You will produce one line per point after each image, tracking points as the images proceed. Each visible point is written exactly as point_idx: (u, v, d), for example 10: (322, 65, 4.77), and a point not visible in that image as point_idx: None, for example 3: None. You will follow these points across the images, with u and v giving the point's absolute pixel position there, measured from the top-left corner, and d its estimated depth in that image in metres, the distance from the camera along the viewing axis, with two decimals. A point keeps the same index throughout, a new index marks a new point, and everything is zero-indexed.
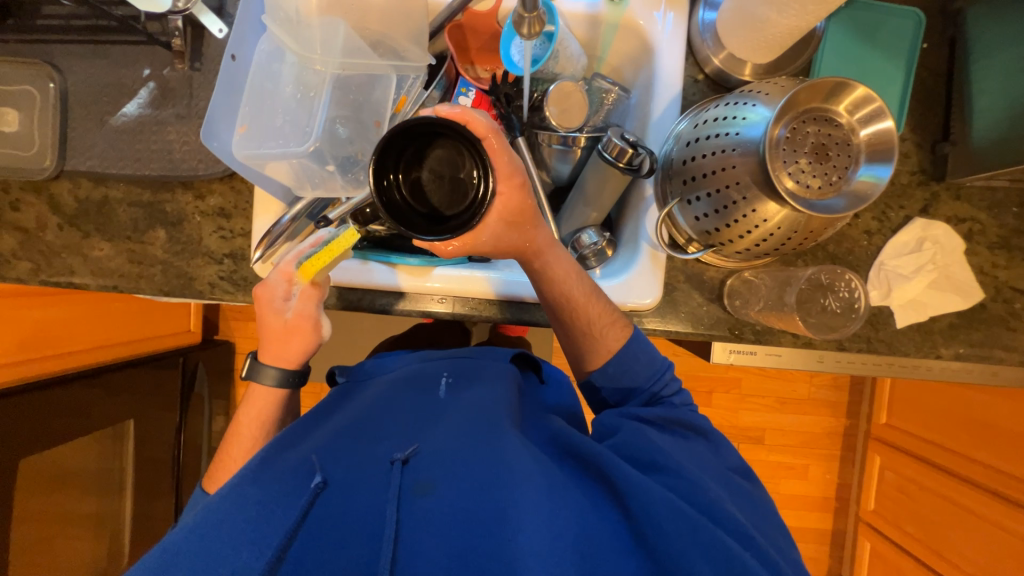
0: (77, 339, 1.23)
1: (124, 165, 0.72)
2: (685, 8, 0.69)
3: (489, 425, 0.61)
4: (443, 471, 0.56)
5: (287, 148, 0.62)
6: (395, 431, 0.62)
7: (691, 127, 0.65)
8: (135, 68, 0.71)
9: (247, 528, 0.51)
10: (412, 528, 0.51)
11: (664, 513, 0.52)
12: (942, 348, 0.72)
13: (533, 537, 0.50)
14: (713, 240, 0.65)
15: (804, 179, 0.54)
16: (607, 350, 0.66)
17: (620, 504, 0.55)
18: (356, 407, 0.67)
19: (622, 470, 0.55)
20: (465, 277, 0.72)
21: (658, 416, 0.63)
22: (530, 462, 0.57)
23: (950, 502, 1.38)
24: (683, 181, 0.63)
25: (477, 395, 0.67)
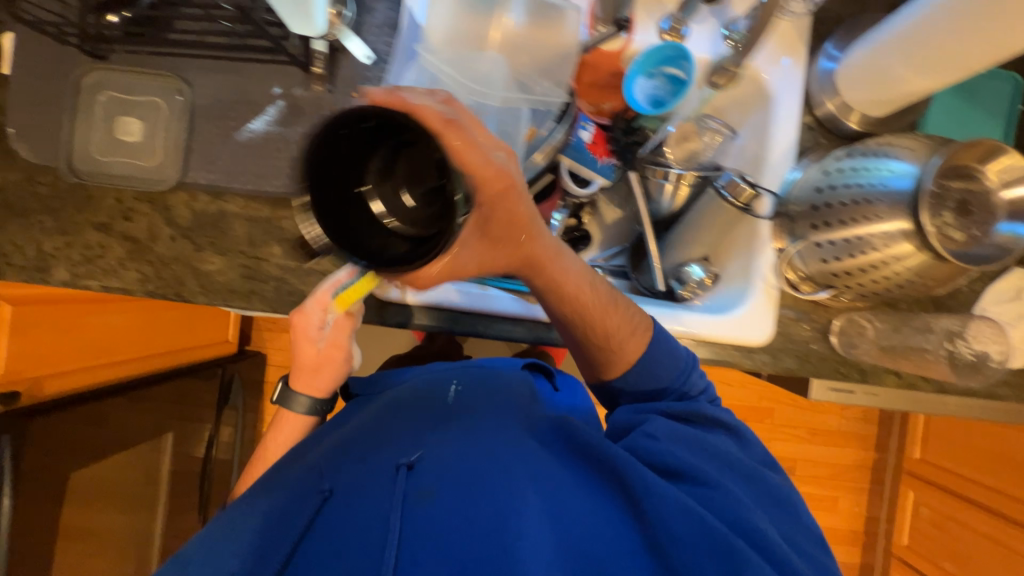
0: (121, 349, 1.15)
1: (246, 180, 0.71)
2: (804, 58, 0.73)
3: (510, 431, 0.62)
4: (443, 477, 0.58)
5: None
6: (405, 437, 0.63)
7: (817, 173, 0.67)
8: (266, 85, 0.71)
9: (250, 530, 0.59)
10: (421, 536, 0.54)
11: (681, 519, 0.52)
12: None
13: (534, 539, 0.52)
14: (837, 283, 0.67)
15: (949, 232, 0.58)
16: (625, 362, 0.60)
17: (633, 506, 0.55)
18: (375, 412, 0.69)
19: (635, 473, 0.55)
20: None
21: (674, 410, 0.61)
22: (528, 470, 0.57)
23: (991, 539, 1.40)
24: (813, 225, 0.65)
25: (491, 402, 0.67)
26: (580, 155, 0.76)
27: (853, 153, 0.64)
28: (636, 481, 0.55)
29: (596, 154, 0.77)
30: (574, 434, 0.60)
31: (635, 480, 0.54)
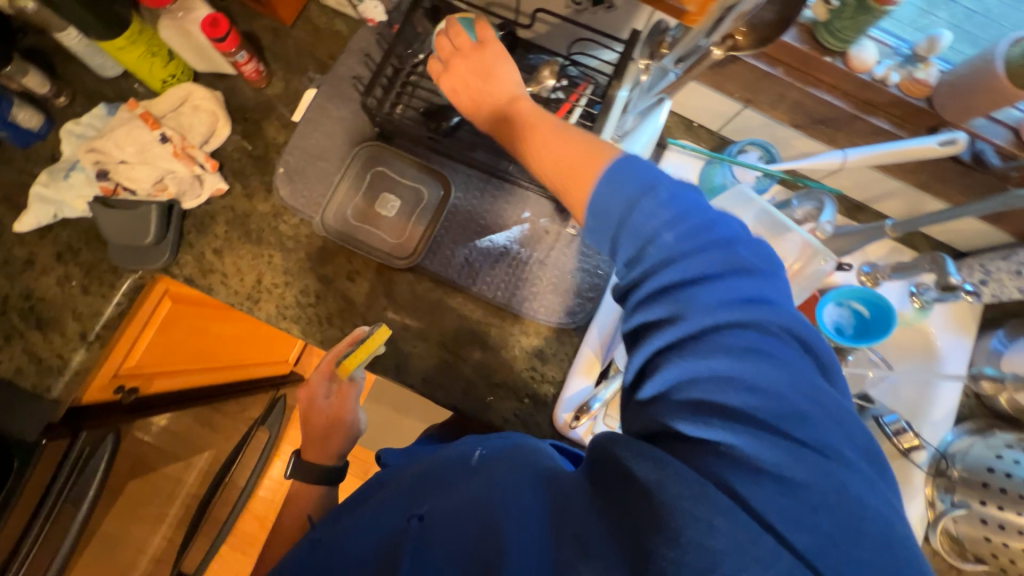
0: (220, 356, 0.98)
1: (474, 284, 0.76)
2: (973, 335, 0.82)
3: (515, 470, 0.46)
4: (441, 545, 0.43)
5: None
6: (420, 492, 0.53)
7: (983, 447, 0.73)
8: (518, 208, 0.78)
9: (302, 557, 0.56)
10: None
11: (709, 513, 0.33)
12: None
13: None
14: (983, 557, 0.71)
15: None
16: (626, 203, 0.45)
17: (628, 502, 0.36)
18: (409, 475, 0.58)
19: (648, 474, 0.36)
20: None
21: (732, 320, 0.39)
22: (516, 515, 0.41)
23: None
24: (980, 500, 0.70)
25: (509, 462, 0.48)
26: None
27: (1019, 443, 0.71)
28: (652, 501, 0.34)
29: None
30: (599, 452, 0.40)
31: (644, 478, 0.36)
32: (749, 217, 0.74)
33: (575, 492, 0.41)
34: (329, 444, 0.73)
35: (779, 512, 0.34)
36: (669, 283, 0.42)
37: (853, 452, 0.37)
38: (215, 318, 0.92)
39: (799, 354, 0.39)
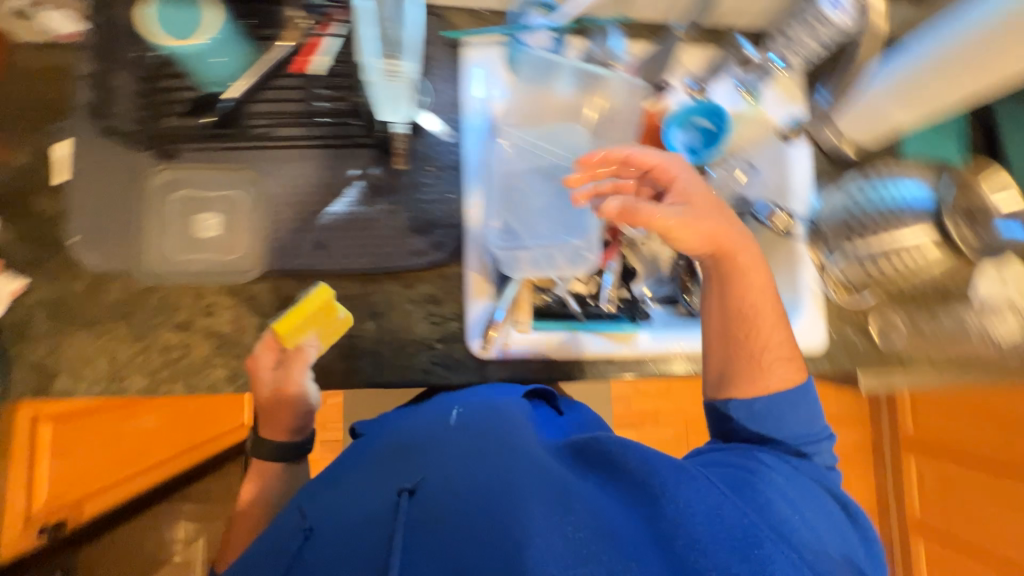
0: (159, 450, 1.04)
1: (335, 262, 0.73)
2: (803, 103, 0.86)
3: (506, 458, 0.59)
4: (449, 498, 0.54)
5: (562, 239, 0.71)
6: (405, 470, 0.60)
7: (840, 195, 0.81)
8: (344, 169, 0.74)
9: (269, 559, 0.54)
10: (421, 558, 0.48)
11: (680, 489, 0.51)
12: None
13: (547, 545, 0.48)
14: (874, 280, 0.79)
15: (961, 237, 0.71)
16: (764, 387, 0.63)
17: (626, 481, 0.55)
18: (384, 458, 0.65)
19: (629, 458, 0.56)
20: (605, 343, 0.76)
21: (769, 459, 0.59)
22: (529, 482, 0.55)
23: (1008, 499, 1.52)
24: (851, 239, 0.78)
25: (490, 426, 0.64)
26: None
27: (863, 178, 0.80)
28: (631, 467, 0.55)
29: None
30: (588, 442, 0.60)
31: (631, 463, 0.55)
32: (568, 81, 0.75)
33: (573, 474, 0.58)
34: (285, 419, 0.70)
35: (734, 537, 0.48)
36: (718, 457, 0.61)
37: (811, 528, 0.53)
38: (119, 420, 0.94)
39: (757, 472, 0.57)
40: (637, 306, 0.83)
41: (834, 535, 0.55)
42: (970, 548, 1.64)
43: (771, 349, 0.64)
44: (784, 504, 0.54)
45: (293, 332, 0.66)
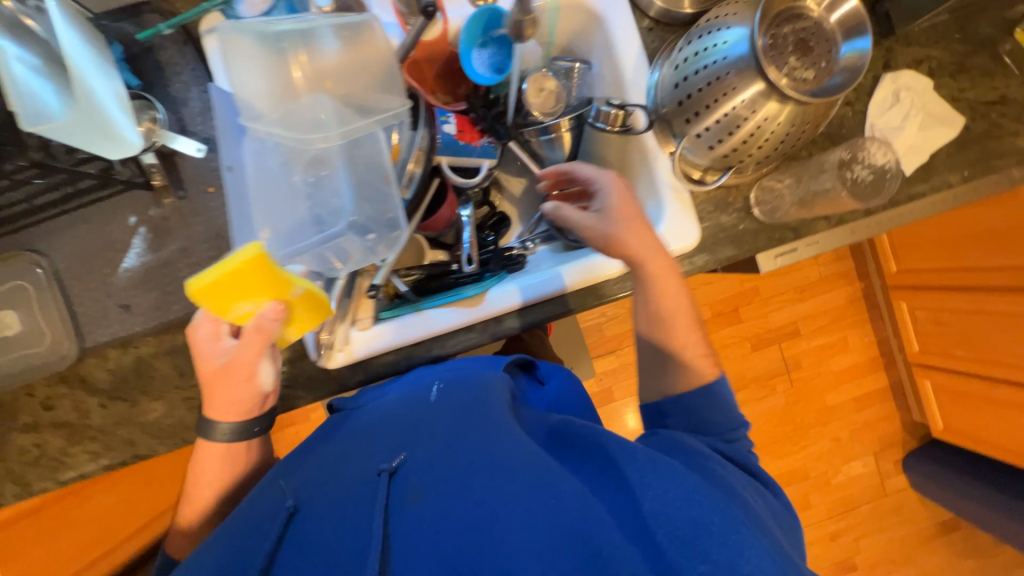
0: (135, 516, 1.07)
1: (148, 319, 0.68)
2: None
3: (503, 433, 0.54)
4: (433, 477, 0.51)
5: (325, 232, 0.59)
6: (388, 441, 0.57)
7: (671, 70, 0.68)
8: (119, 219, 0.67)
9: (239, 545, 0.50)
10: (402, 540, 0.47)
11: (646, 486, 0.45)
12: (950, 176, 0.77)
13: (525, 535, 0.44)
14: (732, 161, 0.67)
15: (800, 75, 0.58)
16: (694, 378, 0.63)
17: (605, 466, 0.49)
18: (352, 438, 0.61)
19: (606, 436, 0.51)
20: (451, 312, 0.72)
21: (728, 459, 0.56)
22: (529, 456, 0.51)
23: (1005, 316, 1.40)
24: (686, 120, 0.66)
25: (477, 400, 0.60)
26: (452, 149, 0.74)
27: (691, 39, 0.65)
28: (602, 441, 0.50)
29: (471, 142, 0.76)
30: (572, 429, 0.55)
31: (604, 444, 0.50)
32: (330, 40, 0.62)
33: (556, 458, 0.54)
34: (241, 394, 0.59)
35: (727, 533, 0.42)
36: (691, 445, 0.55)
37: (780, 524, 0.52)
38: (76, 500, 0.97)
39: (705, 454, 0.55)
40: (519, 258, 0.84)
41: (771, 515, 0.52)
42: (969, 373, 1.55)
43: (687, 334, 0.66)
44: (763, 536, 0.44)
45: (222, 299, 0.52)
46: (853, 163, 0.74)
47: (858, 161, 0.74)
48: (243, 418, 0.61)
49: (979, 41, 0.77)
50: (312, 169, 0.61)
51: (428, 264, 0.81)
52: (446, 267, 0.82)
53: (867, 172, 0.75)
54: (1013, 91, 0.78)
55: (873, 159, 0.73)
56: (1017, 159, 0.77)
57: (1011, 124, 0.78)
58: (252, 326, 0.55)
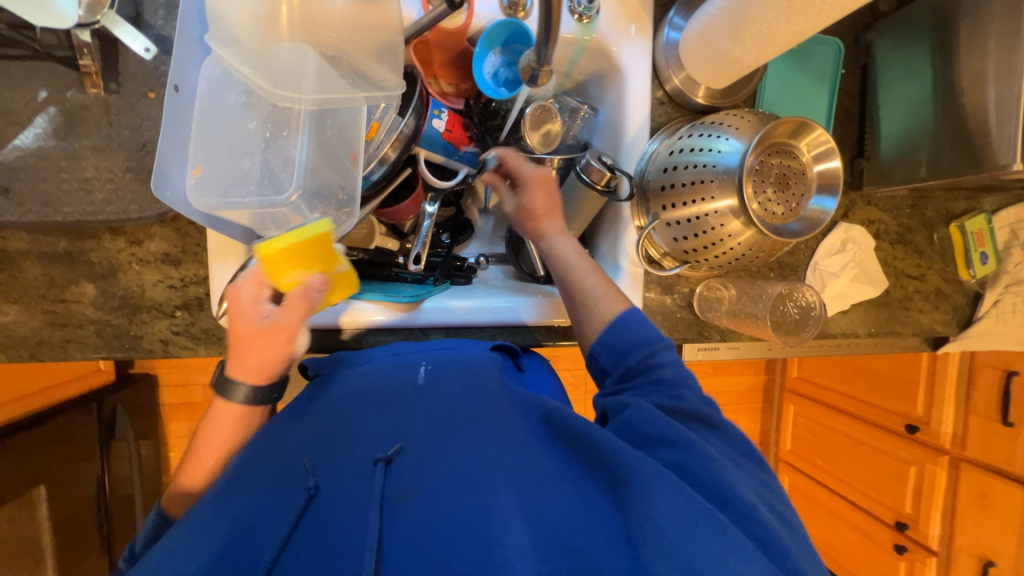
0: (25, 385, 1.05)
1: (26, 211, 0.58)
2: (649, 30, 0.72)
3: (479, 437, 0.55)
4: (426, 474, 0.50)
5: (260, 196, 0.53)
6: (377, 429, 0.55)
7: (666, 152, 0.69)
8: (25, 89, 0.56)
9: (237, 544, 0.44)
10: (400, 542, 0.45)
11: (659, 497, 0.46)
12: (859, 328, 0.86)
13: (521, 538, 0.45)
14: (689, 258, 0.71)
15: (771, 208, 0.61)
16: (602, 319, 0.64)
17: (604, 476, 0.51)
18: (382, 404, 0.59)
19: (599, 433, 0.52)
20: (381, 310, 0.69)
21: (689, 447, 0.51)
22: (502, 469, 0.51)
23: (863, 444, 1.60)
24: (663, 206, 0.68)
25: (463, 393, 0.61)
26: (436, 146, 0.71)
27: (693, 131, 0.66)
28: (597, 441, 0.52)
29: (456, 143, 0.72)
30: (563, 423, 0.56)
31: (602, 446, 0.51)
32: None
33: (542, 454, 0.54)
34: (263, 357, 0.53)
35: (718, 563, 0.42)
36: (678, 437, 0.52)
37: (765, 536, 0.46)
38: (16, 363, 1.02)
39: (683, 442, 0.51)
40: (470, 271, 0.81)
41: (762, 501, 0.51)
42: (821, 481, 1.76)
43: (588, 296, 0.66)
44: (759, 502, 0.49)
45: (288, 265, 0.53)
46: (788, 298, 0.78)
47: (792, 298, 0.77)
48: (262, 383, 0.55)
49: (921, 220, 0.87)
50: (270, 123, 0.55)
51: (375, 248, 0.77)
52: (394, 255, 0.78)
53: (795, 308, 0.79)
54: (931, 274, 0.88)
55: (807, 299, 0.77)
56: (912, 330, 0.88)
57: (920, 301, 0.88)
58: (299, 291, 0.53)
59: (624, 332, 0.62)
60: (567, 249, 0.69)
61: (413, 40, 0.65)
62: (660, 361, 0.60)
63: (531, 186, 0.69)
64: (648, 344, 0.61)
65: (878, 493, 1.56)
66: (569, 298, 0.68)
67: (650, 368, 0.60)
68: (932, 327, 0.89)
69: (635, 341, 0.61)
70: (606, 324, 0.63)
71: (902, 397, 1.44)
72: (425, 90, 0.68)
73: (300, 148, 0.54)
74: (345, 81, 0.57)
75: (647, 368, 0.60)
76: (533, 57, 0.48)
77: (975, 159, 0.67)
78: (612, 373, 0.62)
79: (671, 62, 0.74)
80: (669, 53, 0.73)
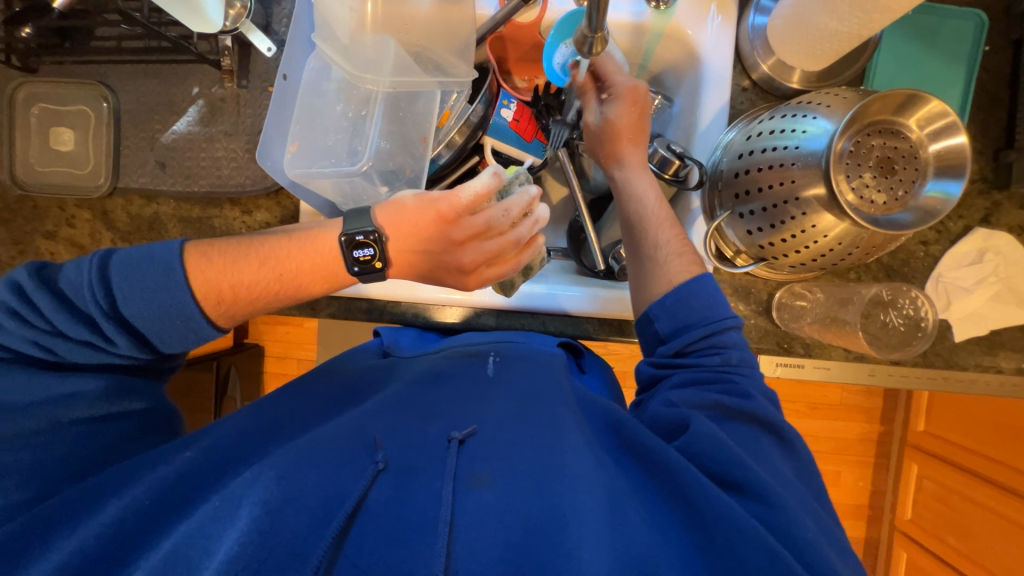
0: None
1: (174, 182, 0.72)
2: (732, 14, 0.68)
3: (556, 435, 0.50)
4: (502, 464, 0.47)
5: (338, 167, 0.61)
6: (447, 409, 0.53)
7: (742, 138, 0.64)
8: (185, 86, 0.71)
9: (282, 496, 0.43)
10: (469, 529, 0.42)
11: (756, 555, 0.40)
12: (1004, 361, 0.69)
13: (598, 560, 0.39)
14: (765, 254, 0.63)
15: (869, 195, 0.53)
16: (668, 279, 0.60)
17: (688, 513, 0.45)
18: (451, 386, 0.57)
19: (682, 462, 0.46)
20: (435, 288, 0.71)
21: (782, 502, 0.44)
22: (581, 474, 0.46)
23: (1018, 526, 1.26)
24: (735, 195, 0.63)
25: (538, 388, 0.56)
26: (504, 135, 0.73)
27: (776, 114, 0.60)
28: (682, 473, 0.46)
29: (523, 134, 0.74)
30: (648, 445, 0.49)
31: (689, 478, 0.45)
32: None
33: (617, 471, 0.49)
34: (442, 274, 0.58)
35: None
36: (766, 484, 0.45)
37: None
38: None
39: (758, 484, 0.45)
40: None
41: (819, 530, 0.45)
42: (952, 564, 1.42)
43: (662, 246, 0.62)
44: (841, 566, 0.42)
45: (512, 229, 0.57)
46: (889, 307, 0.70)
47: (895, 306, 0.70)
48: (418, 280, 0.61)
49: None
50: (354, 106, 0.63)
51: None
52: None
53: (900, 319, 0.70)
54: None
55: (915, 307, 0.68)
56: None
57: None
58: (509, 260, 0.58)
59: (693, 300, 0.57)
60: (644, 191, 0.64)
61: (487, 37, 0.68)
62: (726, 340, 0.55)
63: (619, 100, 0.64)
64: (711, 320, 0.56)
65: None
66: (634, 245, 0.64)
67: (714, 350, 0.55)
68: None
69: (698, 315, 0.56)
70: (672, 287, 0.58)
71: None
72: (496, 82, 0.72)
73: (374, 128, 0.61)
74: (419, 70, 0.62)
75: (710, 349, 0.55)
76: (584, 25, 0.46)
77: None
78: (668, 344, 0.57)
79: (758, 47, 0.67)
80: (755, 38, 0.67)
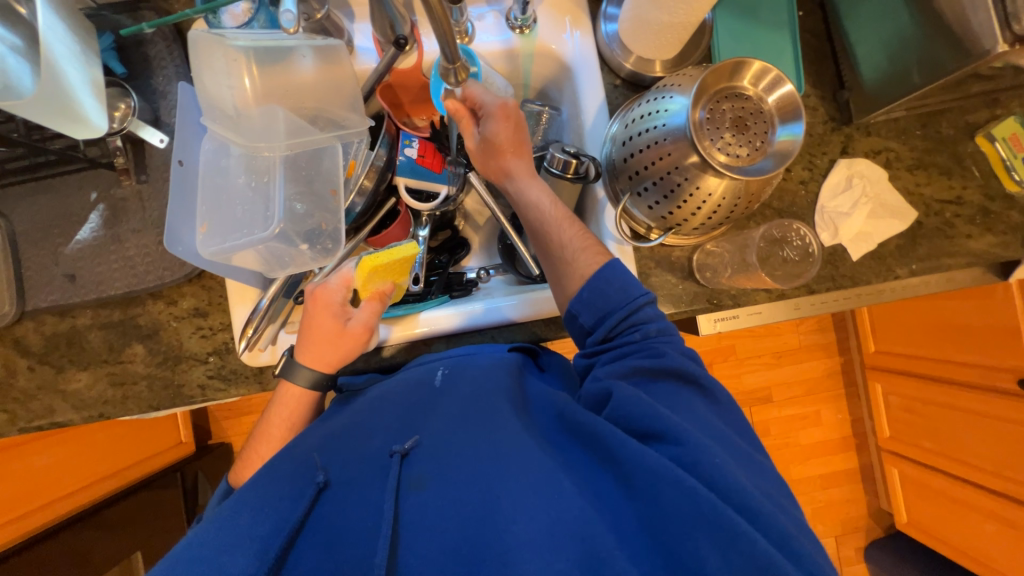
0: (117, 460, 1.18)
1: (86, 292, 0.70)
2: (587, 25, 0.77)
3: (488, 429, 0.55)
4: (439, 464, 0.52)
5: (252, 236, 0.61)
6: (391, 424, 0.57)
7: (622, 128, 0.71)
8: (82, 194, 0.70)
9: (247, 532, 0.48)
10: (414, 527, 0.48)
11: (668, 489, 0.45)
12: (898, 269, 0.77)
13: (527, 528, 0.45)
14: (671, 224, 0.69)
15: (734, 151, 0.60)
16: (579, 274, 0.62)
17: (618, 470, 0.50)
18: (399, 404, 0.60)
19: (610, 427, 0.51)
20: (387, 329, 0.73)
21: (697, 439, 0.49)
22: (510, 460, 0.51)
23: (975, 413, 1.34)
24: (630, 177, 0.68)
25: (478, 387, 0.60)
26: (410, 173, 0.73)
27: (643, 101, 0.68)
28: (608, 435, 0.51)
29: (432, 168, 0.75)
30: (578, 420, 0.54)
31: (610, 441, 0.50)
32: (304, 56, 0.63)
33: (552, 448, 0.54)
34: (312, 323, 0.64)
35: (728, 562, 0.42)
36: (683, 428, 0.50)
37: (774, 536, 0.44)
38: (43, 446, 1.02)
39: (672, 428, 0.50)
40: (468, 284, 0.83)
41: (733, 458, 0.50)
42: (935, 466, 1.50)
43: (568, 245, 0.64)
44: (747, 481, 0.48)
45: (381, 275, 0.66)
46: (783, 242, 0.77)
47: (788, 241, 0.76)
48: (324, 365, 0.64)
49: (938, 139, 0.79)
50: (256, 175, 0.65)
51: None
52: None
53: (794, 253, 0.77)
54: (969, 193, 0.79)
55: (802, 238, 0.76)
56: (965, 260, 0.78)
57: (965, 225, 0.78)
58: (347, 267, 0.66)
59: (606, 287, 0.59)
60: (536, 198, 0.67)
61: (376, 88, 0.73)
62: (643, 317, 0.59)
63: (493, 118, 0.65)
64: (627, 302, 0.59)
65: (1010, 470, 1.29)
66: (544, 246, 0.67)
67: (634, 327, 0.59)
68: (989, 253, 0.78)
69: (615, 300, 0.59)
70: (584, 281, 0.61)
71: (1005, 349, 1.23)
72: (394, 125, 0.75)
73: (278, 190, 0.62)
74: (315, 128, 0.65)
75: (630, 328, 0.59)
76: (442, 60, 0.52)
77: (960, 52, 0.61)
78: (593, 333, 0.60)
79: (618, 49, 0.76)
80: (612, 41, 0.76)
